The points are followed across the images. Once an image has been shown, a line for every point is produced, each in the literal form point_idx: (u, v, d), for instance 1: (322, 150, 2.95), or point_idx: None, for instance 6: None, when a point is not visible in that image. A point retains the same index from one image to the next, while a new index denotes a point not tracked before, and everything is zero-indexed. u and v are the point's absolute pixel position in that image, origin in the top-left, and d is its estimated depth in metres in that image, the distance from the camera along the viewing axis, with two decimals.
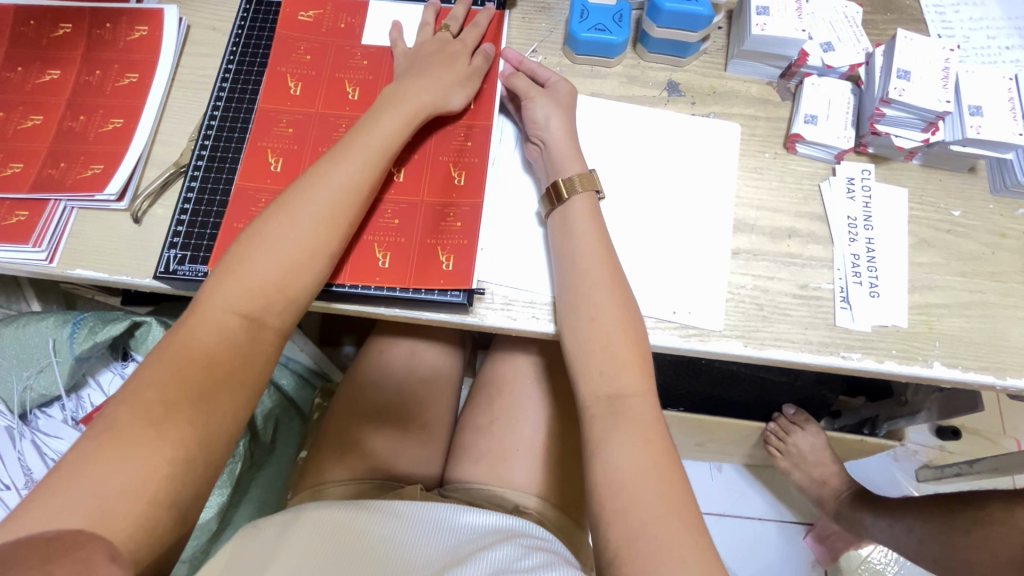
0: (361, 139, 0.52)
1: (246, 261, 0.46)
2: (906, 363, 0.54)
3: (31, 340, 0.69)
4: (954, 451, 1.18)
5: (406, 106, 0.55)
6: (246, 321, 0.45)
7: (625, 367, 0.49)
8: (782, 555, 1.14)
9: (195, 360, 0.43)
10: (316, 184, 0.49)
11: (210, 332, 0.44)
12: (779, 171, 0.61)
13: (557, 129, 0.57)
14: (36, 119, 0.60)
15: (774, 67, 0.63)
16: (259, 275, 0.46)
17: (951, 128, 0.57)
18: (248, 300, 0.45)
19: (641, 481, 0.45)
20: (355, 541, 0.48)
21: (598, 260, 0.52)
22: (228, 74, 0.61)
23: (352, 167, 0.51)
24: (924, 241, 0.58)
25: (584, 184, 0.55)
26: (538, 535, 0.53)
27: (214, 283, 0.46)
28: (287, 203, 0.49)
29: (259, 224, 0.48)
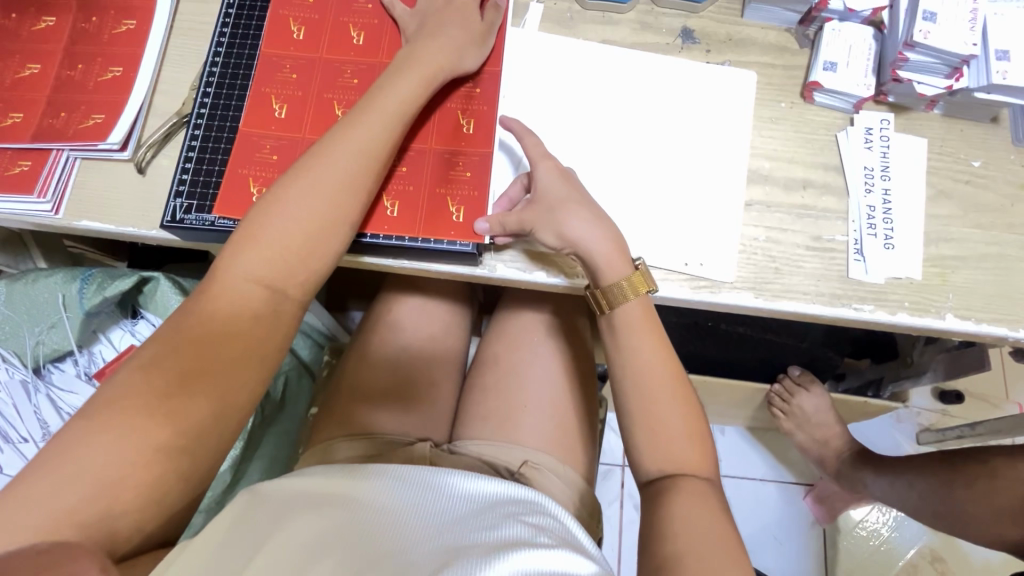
0: (377, 98, 0.50)
1: (265, 228, 0.45)
2: (918, 316, 0.54)
3: (40, 296, 0.69)
4: (956, 414, 1.19)
5: (423, 65, 0.52)
6: (267, 292, 0.45)
7: (664, 397, 0.49)
8: (782, 514, 1.16)
9: (216, 323, 0.43)
10: (335, 150, 0.48)
11: (232, 300, 0.44)
12: (794, 122, 0.59)
13: (593, 243, 0.51)
14: (34, 68, 0.58)
15: (793, 12, 0.60)
16: (279, 243, 0.45)
17: (975, 74, 0.55)
18: (269, 270, 0.45)
19: (708, 544, 0.43)
20: (373, 515, 0.44)
21: (650, 342, 0.51)
22: (228, 18, 0.59)
23: (371, 131, 0.49)
24: (942, 193, 0.57)
25: (635, 291, 0.51)
26: (548, 509, 0.50)
27: (233, 249, 0.45)
28: (304, 169, 0.47)
29: (277, 190, 0.47)
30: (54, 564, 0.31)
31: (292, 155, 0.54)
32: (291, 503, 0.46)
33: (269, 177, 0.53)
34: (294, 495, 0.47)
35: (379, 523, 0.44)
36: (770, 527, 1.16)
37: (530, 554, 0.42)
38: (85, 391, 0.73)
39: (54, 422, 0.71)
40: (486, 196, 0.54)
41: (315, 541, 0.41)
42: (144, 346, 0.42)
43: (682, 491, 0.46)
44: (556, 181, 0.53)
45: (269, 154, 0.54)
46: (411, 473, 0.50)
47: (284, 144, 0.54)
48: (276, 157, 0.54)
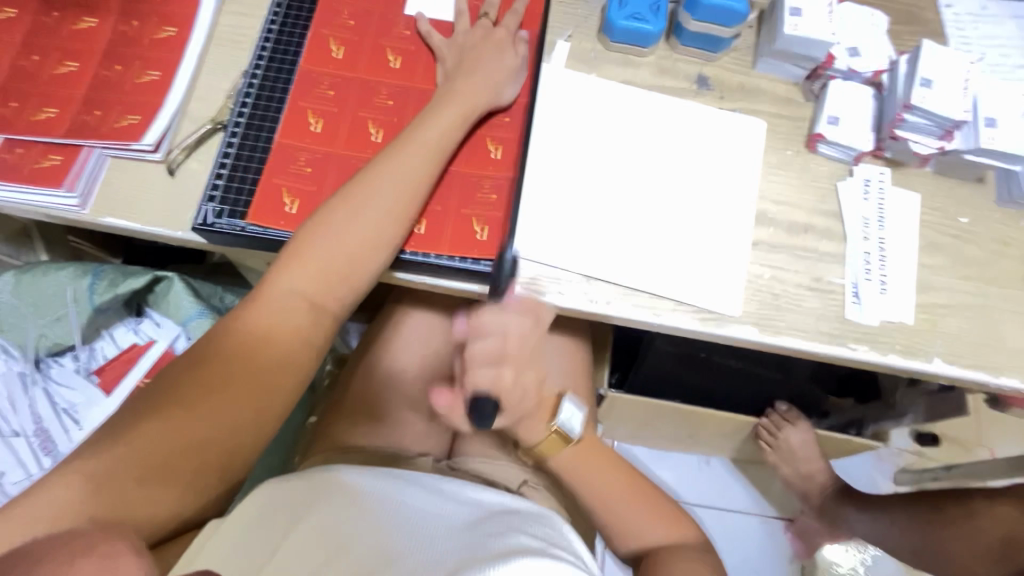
0: (422, 129, 0.54)
1: (311, 250, 0.50)
2: (908, 358, 0.57)
3: (49, 289, 0.69)
4: (931, 457, 1.23)
5: (460, 104, 0.56)
6: (309, 308, 0.49)
7: (653, 528, 0.61)
8: (763, 549, 1.18)
9: (257, 332, 0.48)
10: (380, 180, 0.51)
11: (277, 312, 0.48)
12: (799, 169, 0.63)
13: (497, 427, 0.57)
14: (72, 66, 0.60)
15: (801, 68, 0.64)
16: (323, 263, 0.50)
17: (966, 137, 0.60)
18: (311, 284, 0.49)
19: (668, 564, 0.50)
20: (396, 513, 0.48)
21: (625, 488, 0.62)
22: (271, 34, 0.61)
23: (412, 163, 0.52)
24: (932, 245, 0.61)
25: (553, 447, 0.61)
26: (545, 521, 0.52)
27: (281, 265, 0.49)
28: (350, 195, 0.51)
29: (324, 214, 0.50)
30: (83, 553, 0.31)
31: (325, 169, 0.56)
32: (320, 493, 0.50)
33: (303, 189, 0.55)
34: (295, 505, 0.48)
35: (391, 524, 0.46)
36: (750, 560, 1.17)
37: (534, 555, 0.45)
38: (84, 389, 0.71)
39: (50, 418, 0.69)
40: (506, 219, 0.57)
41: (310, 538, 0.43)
42: (198, 349, 0.48)
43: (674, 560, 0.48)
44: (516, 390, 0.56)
45: (303, 166, 0.56)
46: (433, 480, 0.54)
47: (317, 158, 0.56)
48: (310, 170, 0.56)
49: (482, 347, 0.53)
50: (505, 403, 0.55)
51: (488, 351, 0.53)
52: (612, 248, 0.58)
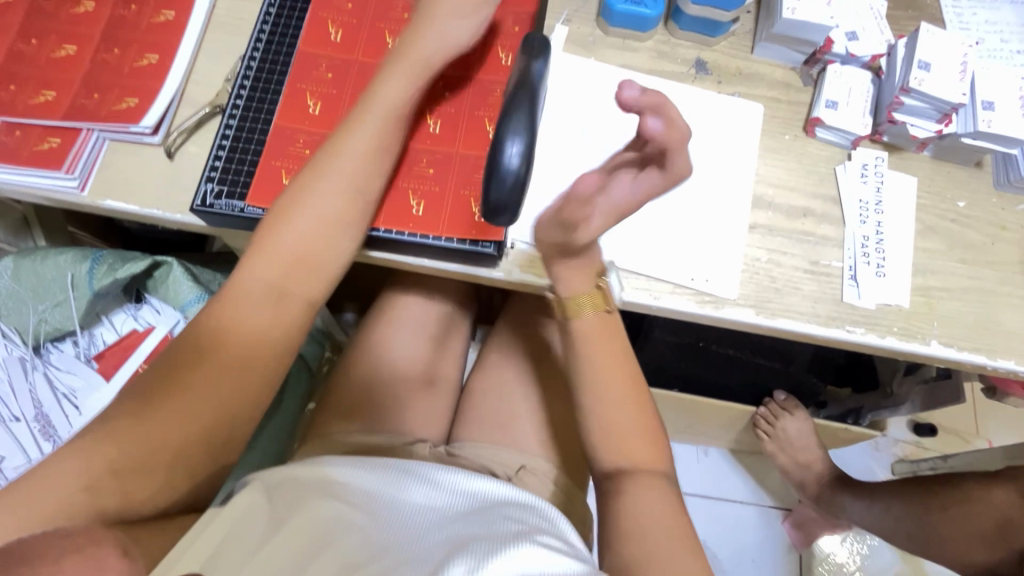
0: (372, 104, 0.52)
1: (271, 241, 0.49)
2: (905, 340, 0.57)
3: (48, 273, 0.69)
4: (929, 447, 1.23)
5: (408, 63, 0.53)
6: (276, 297, 0.49)
7: (638, 445, 0.53)
8: (761, 538, 1.18)
9: (227, 323, 0.47)
10: (331, 162, 0.51)
11: (241, 303, 0.48)
12: (797, 153, 0.63)
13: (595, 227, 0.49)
14: (70, 49, 0.60)
15: (799, 52, 0.64)
16: (285, 256, 0.49)
17: (963, 121, 0.60)
18: (277, 275, 0.49)
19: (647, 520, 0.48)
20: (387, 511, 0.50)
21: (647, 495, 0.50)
22: (269, 16, 0.61)
23: (364, 140, 0.51)
24: (930, 228, 0.61)
25: (593, 307, 0.54)
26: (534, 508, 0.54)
27: (247, 258, 0.49)
28: (303, 182, 0.50)
29: (279, 205, 0.50)
30: None
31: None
32: (308, 492, 0.51)
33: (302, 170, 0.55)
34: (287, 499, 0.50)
35: (377, 523, 0.49)
36: (748, 549, 1.17)
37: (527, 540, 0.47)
38: (84, 374, 0.71)
39: (49, 403, 0.70)
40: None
41: (294, 549, 0.44)
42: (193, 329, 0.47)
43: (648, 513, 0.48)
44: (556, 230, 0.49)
45: (302, 147, 0.56)
46: (422, 474, 0.56)
47: (316, 139, 0.56)
48: (309, 151, 0.56)
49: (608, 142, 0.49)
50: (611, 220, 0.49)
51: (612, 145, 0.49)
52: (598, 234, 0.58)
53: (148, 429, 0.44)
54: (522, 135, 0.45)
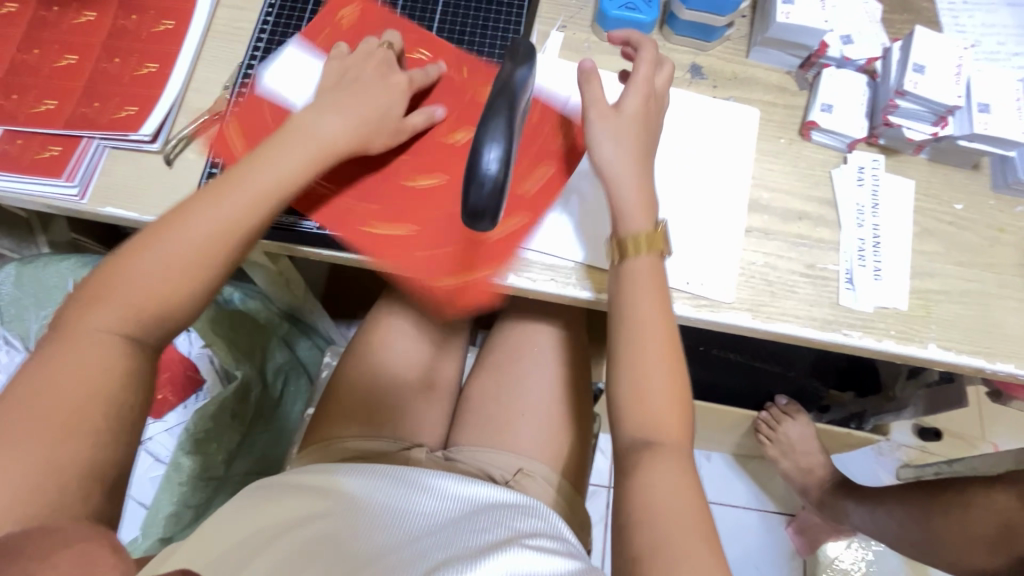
0: (297, 132, 0.53)
1: (127, 279, 0.45)
2: (902, 343, 0.57)
3: (49, 281, 0.70)
4: (933, 451, 1.22)
5: (306, 136, 0.52)
6: (122, 343, 0.44)
7: (663, 418, 0.49)
8: (764, 544, 1.17)
9: (86, 369, 0.42)
10: (195, 214, 0.47)
11: (93, 354, 0.42)
12: (793, 157, 0.63)
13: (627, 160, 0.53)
14: (71, 59, 0.61)
15: (794, 56, 0.65)
16: (131, 295, 0.44)
17: (960, 123, 0.60)
18: (123, 320, 0.44)
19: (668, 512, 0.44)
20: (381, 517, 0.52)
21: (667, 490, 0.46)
22: (265, 27, 0.63)
23: (242, 196, 0.49)
24: (927, 231, 0.61)
25: (649, 244, 0.52)
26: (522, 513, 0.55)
27: (82, 305, 0.44)
28: (184, 214, 0.47)
29: (145, 238, 0.46)
30: None
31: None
32: (299, 507, 0.52)
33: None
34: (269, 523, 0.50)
35: (374, 527, 0.50)
36: (751, 555, 1.16)
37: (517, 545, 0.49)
38: None
39: None
40: (545, 210, 0.59)
41: (291, 555, 0.46)
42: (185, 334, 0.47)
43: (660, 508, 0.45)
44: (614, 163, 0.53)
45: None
46: (412, 479, 0.57)
47: None
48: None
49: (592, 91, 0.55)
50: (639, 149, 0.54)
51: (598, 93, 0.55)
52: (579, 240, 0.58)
53: (79, 451, 0.39)
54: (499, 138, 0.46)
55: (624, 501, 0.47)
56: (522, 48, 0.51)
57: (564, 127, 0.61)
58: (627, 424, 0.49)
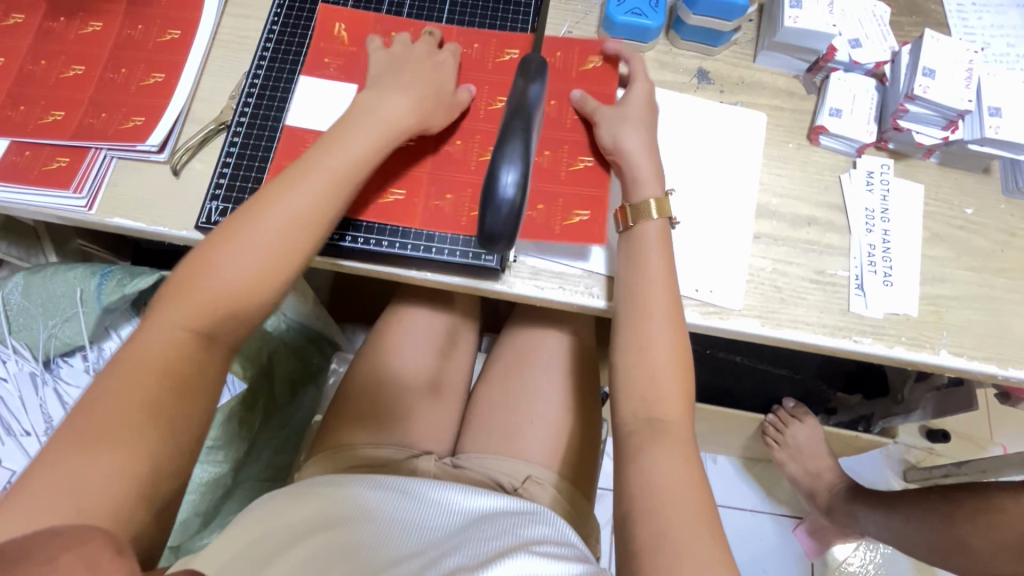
0: (365, 116, 0.54)
1: (206, 271, 0.46)
2: (913, 350, 0.57)
3: (58, 290, 0.69)
4: (941, 453, 1.21)
5: (373, 129, 0.53)
6: (196, 337, 0.45)
7: (667, 399, 0.51)
8: (772, 547, 1.17)
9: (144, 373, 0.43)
10: (261, 211, 0.48)
11: (165, 347, 0.44)
12: (801, 162, 0.63)
13: (636, 145, 0.57)
14: (78, 70, 0.61)
15: (802, 60, 0.64)
16: (210, 288, 0.46)
17: (970, 128, 0.60)
18: (197, 317, 0.46)
19: (676, 504, 0.46)
20: (392, 529, 0.52)
21: (676, 483, 0.47)
22: (272, 34, 0.63)
23: (307, 191, 0.50)
24: (937, 236, 0.61)
25: (659, 209, 0.55)
26: (532, 523, 0.55)
27: (160, 304, 0.46)
28: (260, 204, 0.49)
29: (225, 227, 0.48)
30: None
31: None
32: (311, 519, 0.52)
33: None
34: (284, 531, 0.51)
35: (384, 540, 0.50)
36: (759, 558, 1.16)
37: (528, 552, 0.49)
38: None
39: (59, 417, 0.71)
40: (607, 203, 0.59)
41: (309, 560, 0.46)
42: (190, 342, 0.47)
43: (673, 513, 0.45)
44: (640, 149, 0.57)
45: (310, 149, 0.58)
46: (421, 489, 0.57)
47: None
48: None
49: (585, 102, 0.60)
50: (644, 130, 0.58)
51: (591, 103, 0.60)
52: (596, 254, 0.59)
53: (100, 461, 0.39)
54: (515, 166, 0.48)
55: (625, 501, 0.48)
56: (534, 63, 0.54)
57: (577, 133, 0.61)
58: (636, 401, 0.52)
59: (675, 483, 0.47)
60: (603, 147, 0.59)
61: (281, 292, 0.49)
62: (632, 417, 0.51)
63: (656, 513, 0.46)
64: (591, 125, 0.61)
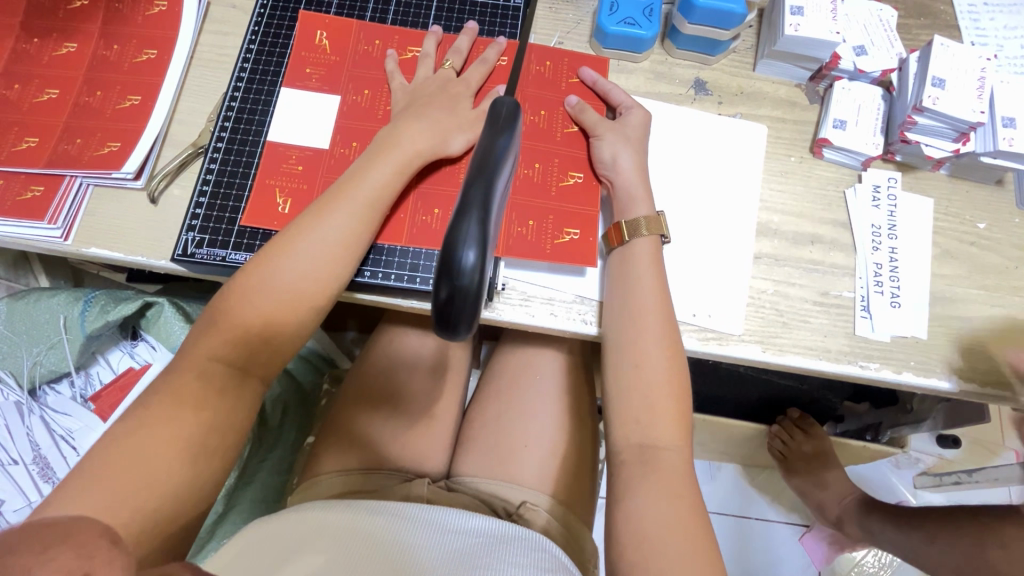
0: (392, 143, 0.52)
1: (243, 305, 0.46)
2: (923, 375, 0.54)
3: (42, 317, 0.68)
4: (954, 460, 1.18)
5: (400, 152, 0.52)
6: (230, 370, 0.46)
7: (662, 421, 0.49)
8: (778, 556, 1.15)
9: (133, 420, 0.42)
10: (299, 242, 0.48)
11: (198, 376, 0.45)
12: (804, 176, 0.60)
13: (626, 166, 0.56)
14: (52, 93, 0.59)
15: (804, 69, 0.61)
16: (245, 324, 0.46)
17: (982, 139, 0.57)
18: (231, 351, 0.46)
19: (673, 540, 0.44)
20: (387, 547, 0.48)
21: (673, 518, 0.45)
22: (250, 52, 0.61)
23: (345, 220, 0.49)
24: (947, 253, 0.58)
25: (649, 227, 0.53)
26: (531, 556, 0.52)
27: (200, 332, 0.46)
28: (293, 235, 0.48)
29: (259, 258, 0.48)
30: None
31: (317, 166, 0.56)
32: (305, 535, 0.49)
33: (295, 187, 0.56)
34: (282, 543, 0.48)
35: (383, 556, 0.47)
36: (765, 569, 1.14)
37: None
38: (81, 416, 0.71)
39: (47, 446, 0.69)
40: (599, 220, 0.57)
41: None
42: (161, 380, 0.45)
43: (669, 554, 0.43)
44: (635, 171, 0.56)
45: (295, 165, 0.56)
46: (410, 513, 0.55)
47: (298, 186, 0.56)
48: (301, 168, 0.56)
49: (585, 115, 0.58)
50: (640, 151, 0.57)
51: (592, 116, 0.58)
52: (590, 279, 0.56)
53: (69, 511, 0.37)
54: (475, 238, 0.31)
55: (616, 537, 0.46)
56: (504, 108, 0.35)
57: (569, 149, 0.59)
58: (631, 426, 0.49)
59: (671, 519, 0.45)
60: (599, 161, 0.57)
61: (319, 319, 0.49)
62: (626, 446, 0.49)
63: (653, 549, 0.43)
64: (588, 138, 0.59)
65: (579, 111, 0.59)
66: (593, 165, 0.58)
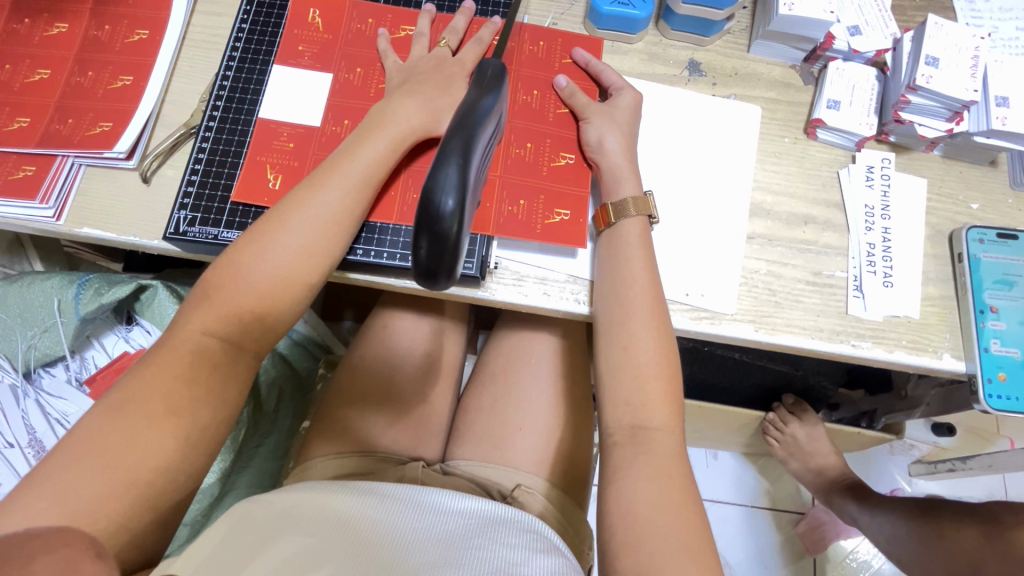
0: (383, 121, 0.52)
1: (233, 280, 0.46)
2: (915, 354, 0.54)
3: (35, 299, 0.68)
4: (948, 448, 1.18)
5: (391, 130, 0.52)
6: (221, 347, 0.46)
7: (652, 403, 0.49)
8: (774, 543, 1.15)
9: (124, 397, 0.42)
10: (291, 218, 0.48)
11: (187, 353, 0.45)
12: (798, 157, 0.60)
13: (614, 147, 0.55)
14: (43, 73, 0.59)
15: (798, 50, 0.61)
16: (235, 300, 0.46)
17: (975, 119, 0.57)
18: (222, 328, 0.46)
19: (660, 518, 0.44)
20: (371, 526, 0.49)
21: (663, 496, 0.45)
22: (242, 33, 0.60)
23: (335, 197, 0.49)
24: (940, 233, 0.58)
25: (637, 208, 0.53)
26: (524, 535, 0.53)
27: (191, 308, 0.46)
28: (283, 211, 0.48)
29: (251, 235, 0.48)
30: (31, 558, 0.28)
31: (307, 146, 0.56)
32: (295, 513, 0.49)
33: (286, 166, 0.56)
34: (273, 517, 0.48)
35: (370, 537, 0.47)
36: (760, 555, 1.14)
37: (518, 567, 0.48)
38: (75, 399, 0.71)
39: (41, 429, 0.70)
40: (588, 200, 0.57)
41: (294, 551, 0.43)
42: (152, 357, 0.45)
43: (657, 530, 0.43)
44: (621, 153, 0.56)
45: (285, 142, 0.56)
46: (397, 492, 0.55)
47: (289, 164, 0.55)
48: (292, 145, 0.56)
49: (575, 95, 0.58)
50: (627, 132, 0.56)
51: (581, 97, 0.58)
52: (583, 258, 0.56)
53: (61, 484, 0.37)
54: (454, 186, 0.32)
55: (606, 514, 0.46)
56: (490, 69, 0.38)
57: (561, 130, 0.59)
58: (622, 407, 0.49)
59: (660, 496, 0.45)
60: (587, 143, 0.57)
61: (311, 298, 0.49)
62: (618, 425, 0.49)
63: (640, 525, 0.44)
64: (577, 121, 0.59)
65: (569, 91, 0.58)
66: (581, 147, 0.58)
